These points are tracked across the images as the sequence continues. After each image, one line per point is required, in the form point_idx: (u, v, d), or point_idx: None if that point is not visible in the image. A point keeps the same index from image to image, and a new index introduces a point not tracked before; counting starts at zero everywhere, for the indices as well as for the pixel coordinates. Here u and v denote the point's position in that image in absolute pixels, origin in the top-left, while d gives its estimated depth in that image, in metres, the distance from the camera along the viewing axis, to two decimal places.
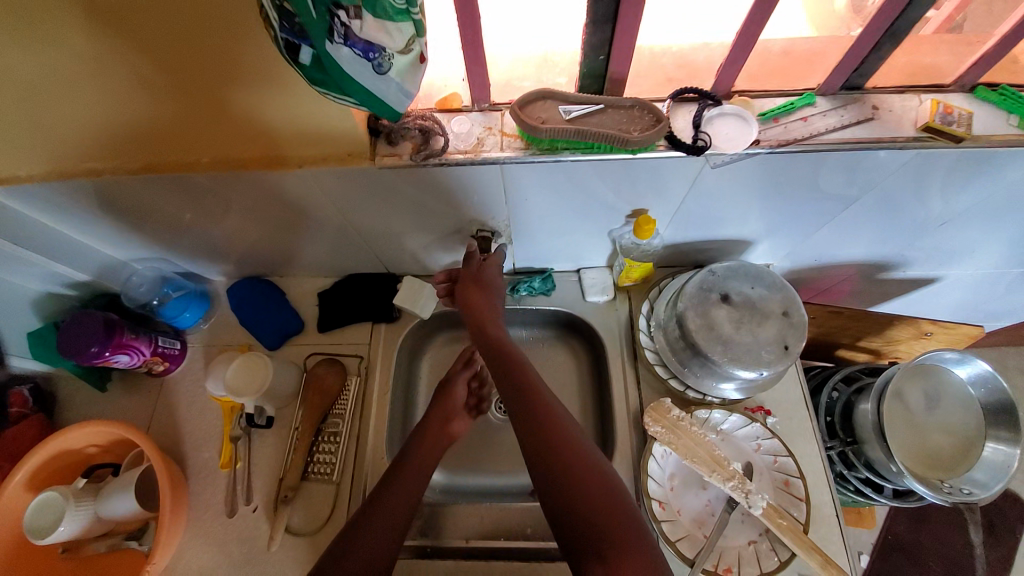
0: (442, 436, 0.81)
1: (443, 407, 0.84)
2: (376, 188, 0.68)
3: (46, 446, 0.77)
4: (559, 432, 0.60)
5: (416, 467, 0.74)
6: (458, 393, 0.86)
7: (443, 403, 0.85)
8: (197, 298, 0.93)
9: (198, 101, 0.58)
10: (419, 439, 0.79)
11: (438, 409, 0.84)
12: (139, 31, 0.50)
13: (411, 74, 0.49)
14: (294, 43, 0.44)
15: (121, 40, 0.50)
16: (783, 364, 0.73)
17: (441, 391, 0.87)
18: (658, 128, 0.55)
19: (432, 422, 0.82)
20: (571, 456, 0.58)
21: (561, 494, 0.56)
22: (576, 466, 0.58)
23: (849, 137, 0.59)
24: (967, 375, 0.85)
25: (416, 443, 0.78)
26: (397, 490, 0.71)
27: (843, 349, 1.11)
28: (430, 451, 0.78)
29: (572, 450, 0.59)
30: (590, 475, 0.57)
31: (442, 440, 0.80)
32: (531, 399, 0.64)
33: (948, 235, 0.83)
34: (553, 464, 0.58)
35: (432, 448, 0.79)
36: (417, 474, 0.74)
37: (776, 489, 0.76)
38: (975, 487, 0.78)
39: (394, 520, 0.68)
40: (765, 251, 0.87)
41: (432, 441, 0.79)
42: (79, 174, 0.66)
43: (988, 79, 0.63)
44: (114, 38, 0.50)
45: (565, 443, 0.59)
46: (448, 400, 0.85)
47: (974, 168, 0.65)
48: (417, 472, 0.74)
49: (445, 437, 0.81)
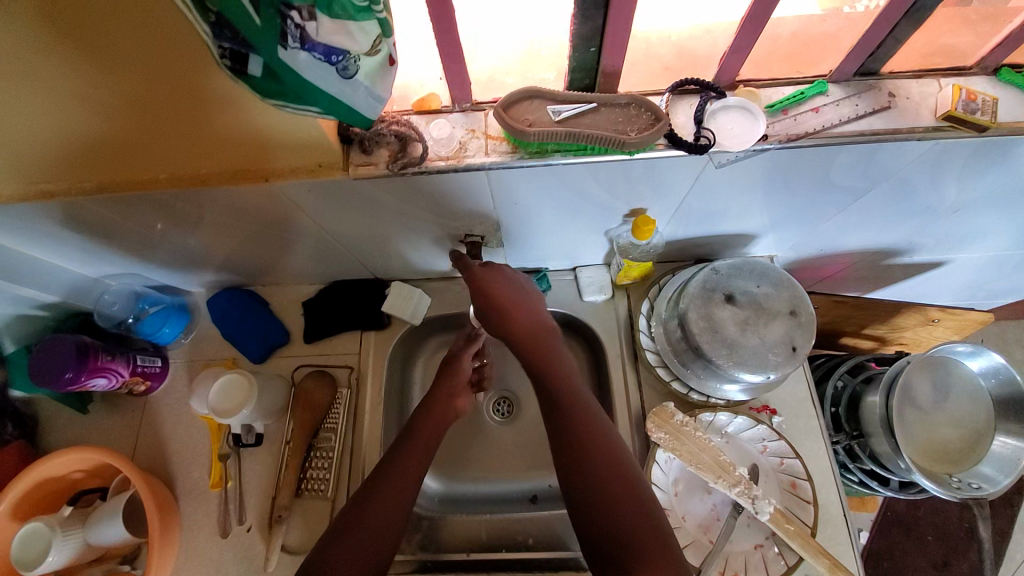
0: (448, 411, 0.77)
1: (451, 381, 0.80)
2: (353, 196, 0.64)
3: (28, 473, 0.73)
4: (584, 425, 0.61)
5: (421, 442, 0.71)
6: (464, 369, 0.82)
7: (448, 378, 0.81)
8: (176, 313, 0.88)
9: (149, 115, 0.52)
10: (426, 415, 0.75)
11: (444, 385, 0.80)
12: (92, 43, 0.44)
13: (380, 78, 0.44)
14: (240, 53, 0.38)
15: (70, 51, 0.45)
16: (791, 366, 0.70)
17: (447, 365, 0.83)
18: (658, 127, 0.50)
19: (438, 395, 0.78)
20: (593, 453, 0.59)
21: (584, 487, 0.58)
22: (601, 460, 0.58)
23: (863, 129, 0.54)
24: (978, 367, 0.82)
25: (423, 419, 0.74)
26: (401, 465, 0.68)
27: (846, 336, 1.08)
28: (434, 424, 0.74)
29: (597, 443, 0.60)
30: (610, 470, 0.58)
31: (449, 415, 0.77)
32: (560, 395, 0.64)
33: (961, 221, 0.79)
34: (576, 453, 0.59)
35: (441, 421, 0.75)
36: (423, 450, 0.70)
37: (783, 491, 0.74)
38: (983, 481, 0.77)
39: (401, 496, 0.65)
40: (769, 244, 0.83)
41: (440, 415, 0.75)
42: (26, 194, 0.60)
43: (1012, 60, 0.57)
44: (45, 49, 0.45)
45: (587, 439, 0.60)
46: (454, 375, 0.81)
47: (996, 155, 0.60)
48: (423, 451, 0.71)
49: (453, 412, 0.77)
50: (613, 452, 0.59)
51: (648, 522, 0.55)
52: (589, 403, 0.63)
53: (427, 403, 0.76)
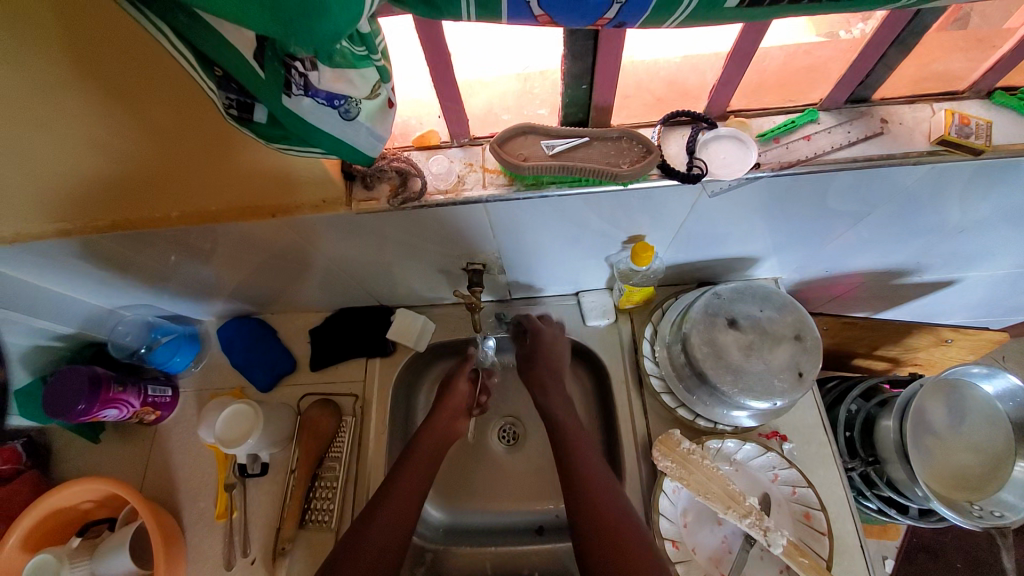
0: (448, 432, 0.78)
1: (446, 404, 0.80)
2: (357, 228, 0.66)
3: (41, 504, 0.74)
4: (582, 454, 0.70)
5: (423, 462, 0.73)
6: (462, 390, 0.83)
7: (448, 399, 0.81)
8: (187, 342, 0.90)
9: (167, 159, 0.55)
10: (426, 436, 0.76)
11: (441, 407, 0.80)
12: (128, 97, 0.48)
13: (379, 118, 0.46)
14: (246, 103, 0.40)
15: (106, 105, 0.49)
16: (798, 392, 0.69)
17: (444, 387, 0.83)
18: (649, 159, 0.52)
19: (438, 418, 0.79)
20: (593, 484, 0.67)
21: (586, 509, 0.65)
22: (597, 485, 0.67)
23: (857, 155, 0.55)
24: (994, 389, 0.80)
25: (422, 441, 0.75)
26: (403, 483, 0.70)
27: (858, 357, 1.06)
28: (433, 443, 0.76)
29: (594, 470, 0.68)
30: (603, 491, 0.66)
31: (448, 437, 0.78)
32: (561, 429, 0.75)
33: (969, 241, 0.78)
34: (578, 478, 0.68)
35: (440, 443, 0.77)
36: (427, 469, 0.73)
37: (796, 522, 0.72)
38: (1006, 509, 0.73)
39: (405, 512, 0.67)
40: (772, 266, 0.83)
41: (439, 436, 0.77)
42: (45, 233, 0.63)
43: (1005, 83, 0.58)
44: (75, 103, 0.48)
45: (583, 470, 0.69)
46: (452, 398, 0.81)
47: (996, 177, 0.60)
48: (425, 466, 0.73)
49: (453, 434, 0.79)
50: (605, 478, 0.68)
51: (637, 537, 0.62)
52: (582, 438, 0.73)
53: (427, 424, 0.78)
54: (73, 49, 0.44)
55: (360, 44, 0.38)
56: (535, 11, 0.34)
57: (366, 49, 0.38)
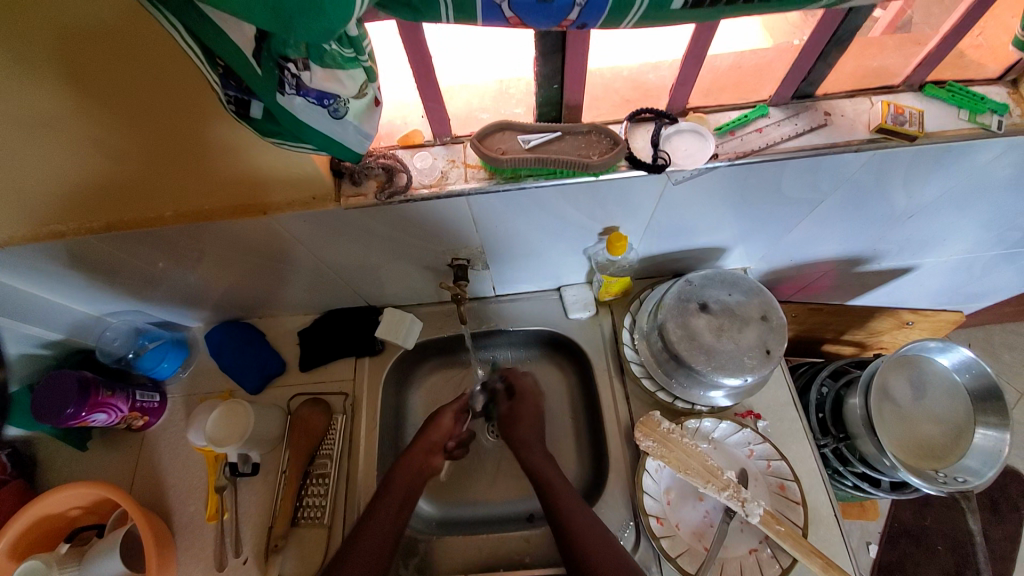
0: (424, 469, 0.78)
1: (428, 438, 0.81)
2: (345, 227, 0.68)
3: (32, 508, 0.74)
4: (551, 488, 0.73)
5: (397, 498, 0.73)
6: (446, 425, 0.83)
7: (429, 433, 0.82)
8: (175, 347, 0.91)
9: (165, 159, 0.58)
10: (400, 471, 0.77)
11: (422, 441, 0.81)
12: (129, 100, 0.51)
13: (367, 117, 0.49)
14: (243, 99, 0.44)
15: (108, 107, 0.51)
16: (766, 369, 0.73)
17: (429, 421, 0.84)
18: (616, 151, 0.57)
19: (415, 451, 0.79)
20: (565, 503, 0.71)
21: (563, 538, 0.68)
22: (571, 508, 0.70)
23: (804, 144, 0.61)
24: (951, 362, 0.86)
25: (397, 474, 0.76)
26: (381, 512, 0.72)
27: (828, 343, 1.12)
28: (407, 479, 0.76)
29: (565, 500, 0.72)
30: (578, 513, 0.70)
31: (423, 472, 0.78)
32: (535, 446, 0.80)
33: (918, 226, 0.84)
34: (552, 497, 0.72)
35: (415, 477, 0.77)
36: (401, 505, 0.73)
37: (772, 494, 0.75)
38: (968, 475, 0.78)
39: (378, 550, 0.68)
40: (741, 255, 0.88)
41: (414, 471, 0.77)
42: (37, 236, 0.64)
43: (934, 77, 0.65)
44: (78, 105, 0.50)
45: (552, 489, 0.73)
46: (434, 432, 0.82)
47: (933, 164, 0.66)
48: (400, 499, 0.74)
49: (428, 470, 0.78)
50: (579, 506, 0.71)
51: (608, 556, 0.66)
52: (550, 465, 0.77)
53: (403, 457, 0.78)
54: (61, 50, 0.46)
55: (349, 47, 0.41)
56: (507, 13, 0.38)
57: (354, 51, 0.41)
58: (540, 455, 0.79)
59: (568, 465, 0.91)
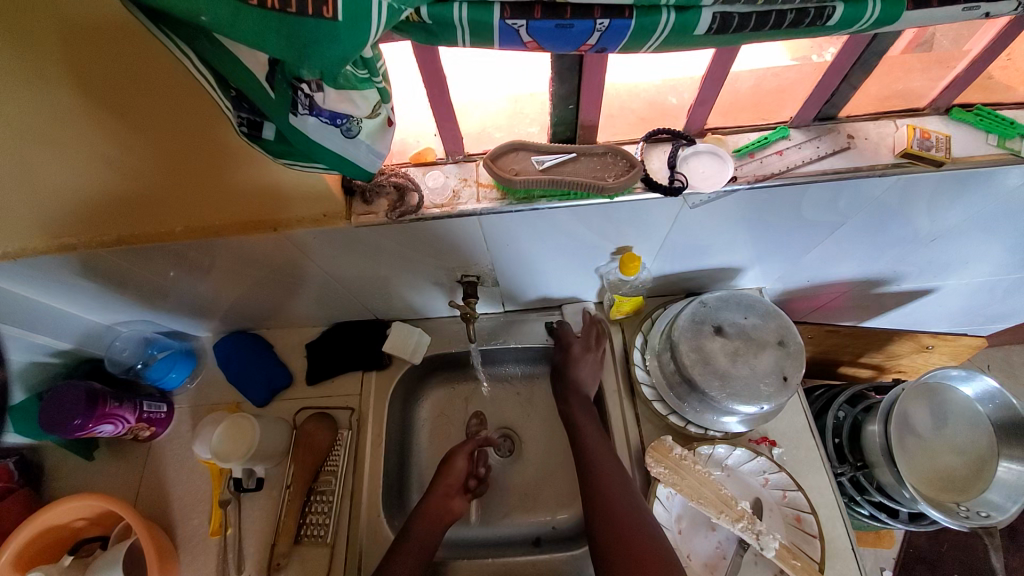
0: (443, 511, 0.78)
1: (443, 482, 0.81)
2: (355, 243, 0.68)
3: (36, 520, 0.74)
4: (607, 498, 0.70)
5: (415, 549, 0.72)
6: (458, 466, 0.83)
7: (444, 476, 0.82)
8: (184, 357, 0.91)
9: (179, 176, 0.58)
10: (418, 520, 0.76)
11: (438, 485, 0.81)
12: (147, 120, 0.51)
13: (379, 136, 0.48)
14: (256, 121, 0.43)
15: (126, 126, 0.51)
16: (784, 396, 0.71)
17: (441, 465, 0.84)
18: (633, 173, 0.56)
19: (432, 499, 0.79)
20: (610, 504, 0.69)
21: (602, 541, 0.67)
22: (619, 512, 0.68)
23: (826, 168, 0.60)
24: (974, 392, 0.83)
25: (415, 525, 0.75)
26: (401, 559, 0.70)
27: (845, 365, 1.08)
28: (427, 527, 0.75)
29: (620, 511, 0.68)
30: (630, 520, 0.67)
31: (444, 517, 0.77)
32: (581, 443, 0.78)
33: (942, 249, 0.82)
34: (598, 501, 0.70)
35: (436, 523, 0.76)
36: (418, 552, 0.72)
37: (788, 526, 0.72)
38: (991, 509, 0.75)
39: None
40: (757, 276, 0.85)
41: (432, 518, 0.76)
42: (49, 248, 0.64)
43: (961, 100, 0.63)
44: (96, 125, 0.51)
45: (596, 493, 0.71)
46: (448, 474, 0.82)
47: (958, 189, 0.64)
48: (418, 552, 0.72)
49: (448, 514, 0.78)
50: (631, 518, 0.68)
51: (660, 560, 0.64)
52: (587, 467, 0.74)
53: (420, 507, 0.78)
54: (79, 71, 0.46)
55: (363, 68, 0.40)
56: (525, 38, 0.38)
57: (367, 72, 0.40)
58: (602, 444, 0.76)
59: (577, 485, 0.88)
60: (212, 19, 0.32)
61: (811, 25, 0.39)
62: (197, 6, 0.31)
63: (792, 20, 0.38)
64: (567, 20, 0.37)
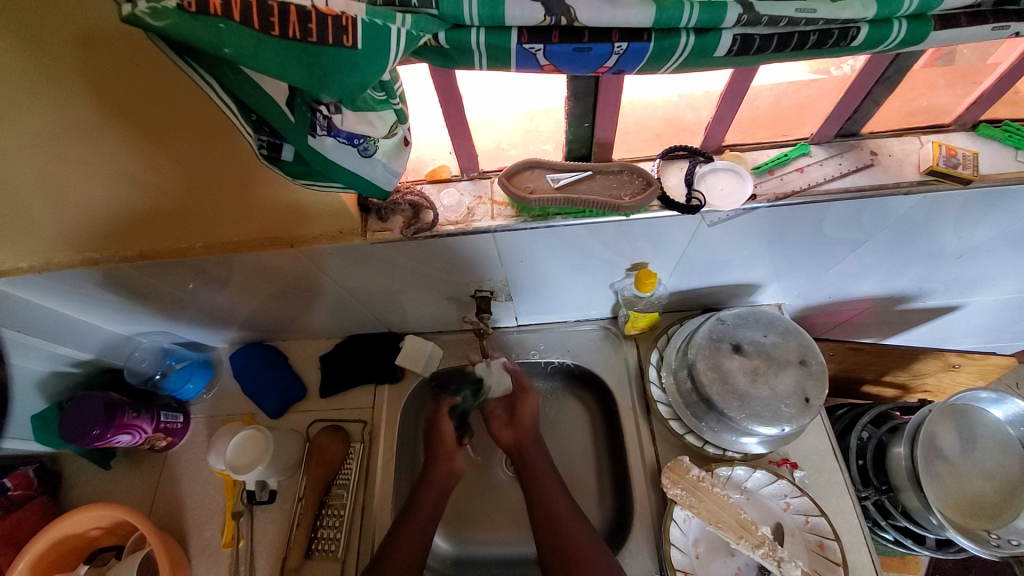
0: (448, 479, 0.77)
1: (440, 446, 0.79)
2: (370, 259, 0.69)
3: (53, 529, 0.75)
4: (572, 541, 0.67)
5: (421, 517, 0.72)
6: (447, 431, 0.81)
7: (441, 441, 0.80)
8: (200, 368, 0.93)
9: (199, 192, 0.59)
10: (425, 489, 0.75)
11: (436, 450, 0.79)
12: (166, 137, 0.52)
13: (396, 155, 0.48)
14: (275, 143, 0.44)
15: (148, 144, 0.53)
16: (805, 418, 0.69)
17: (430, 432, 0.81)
18: (650, 191, 0.56)
19: (437, 468, 0.77)
20: (569, 539, 0.67)
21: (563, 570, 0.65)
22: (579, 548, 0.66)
23: (849, 185, 0.58)
24: (1004, 414, 0.80)
25: (422, 493, 0.75)
26: (409, 531, 0.70)
27: (868, 384, 1.05)
28: (432, 495, 0.75)
29: (589, 559, 0.65)
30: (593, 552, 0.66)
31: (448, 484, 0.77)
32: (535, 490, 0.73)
33: (970, 265, 0.79)
34: (558, 542, 0.67)
35: (438, 490, 0.75)
36: (426, 522, 0.72)
37: (810, 553, 0.70)
38: (1023, 538, 0.72)
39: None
40: (775, 292, 0.84)
41: (440, 487, 0.76)
42: (73, 262, 0.66)
43: (989, 115, 0.61)
44: (121, 143, 0.52)
45: (561, 530, 0.68)
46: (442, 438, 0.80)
47: (986, 207, 0.63)
48: (421, 524, 0.72)
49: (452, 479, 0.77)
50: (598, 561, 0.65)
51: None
52: (564, 496, 0.72)
53: (426, 476, 0.77)
54: (102, 90, 0.47)
55: (381, 91, 0.40)
56: (542, 61, 0.38)
57: (386, 94, 0.40)
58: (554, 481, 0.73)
59: (589, 502, 0.87)
60: (235, 51, 0.32)
61: (835, 46, 0.38)
62: (222, 38, 0.32)
63: (815, 41, 0.37)
64: (585, 44, 0.37)
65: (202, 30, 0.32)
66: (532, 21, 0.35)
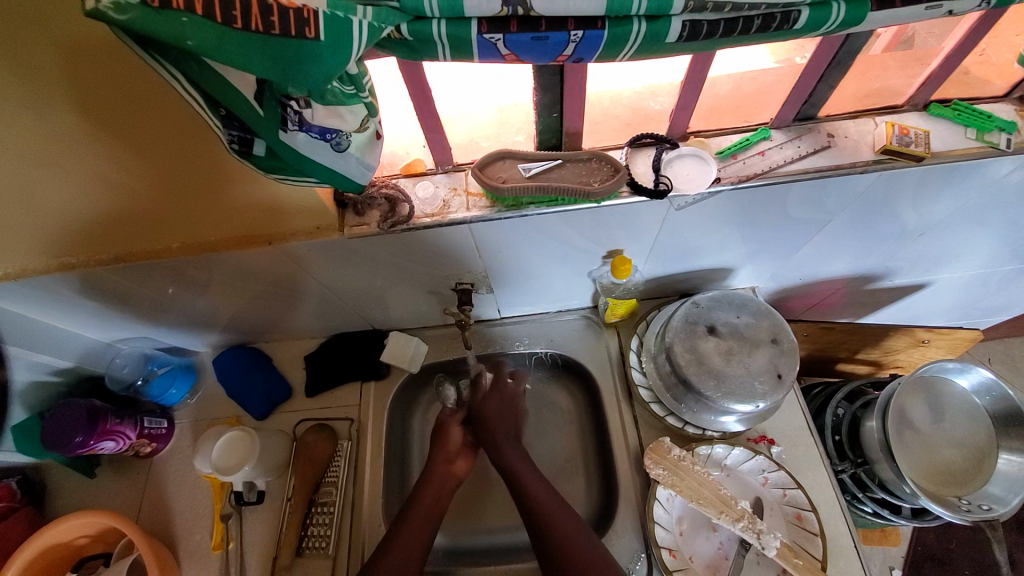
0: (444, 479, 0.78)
1: (440, 449, 0.80)
2: (349, 255, 0.69)
3: (39, 538, 0.74)
4: (563, 534, 0.68)
5: (420, 512, 0.73)
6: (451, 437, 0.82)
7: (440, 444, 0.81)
8: (183, 372, 0.92)
9: (173, 191, 0.59)
10: (424, 486, 0.76)
11: (436, 453, 0.80)
12: (137, 136, 0.52)
13: (368, 149, 0.49)
14: (246, 137, 0.44)
15: (120, 144, 0.53)
16: (778, 393, 0.72)
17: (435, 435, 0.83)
18: (618, 177, 0.58)
19: (434, 466, 0.79)
20: (562, 534, 0.68)
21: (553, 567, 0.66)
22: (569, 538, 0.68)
23: (809, 167, 0.61)
24: (970, 383, 0.83)
25: (420, 492, 0.76)
26: (409, 529, 0.71)
27: (843, 362, 1.08)
28: (431, 496, 0.75)
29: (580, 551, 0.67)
30: (584, 544, 0.67)
31: (448, 482, 0.78)
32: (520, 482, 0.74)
33: (931, 242, 0.82)
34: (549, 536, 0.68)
35: (443, 492, 0.77)
36: (424, 516, 0.73)
37: (789, 524, 0.72)
38: (993, 502, 0.75)
39: (405, 565, 0.68)
40: (748, 275, 0.86)
41: (438, 486, 0.77)
42: (48, 268, 0.65)
43: (939, 96, 0.64)
44: (91, 144, 0.52)
45: (555, 526, 0.69)
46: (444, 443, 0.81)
47: (941, 183, 0.65)
48: (423, 519, 0.73)
49: (452, 478, 0.79)
50: (595, 551, 0.67)
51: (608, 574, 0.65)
52: (544, 484, 0.73)
53: (425, 475, 0.78)
54: (69, 90, 0.47)
55: (350, 84, 0.41)
56: (503, 51, 0.39)
57: (354, 87, 0.41)
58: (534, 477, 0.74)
59: (578, 489, 0.88)
60: (198, 44, 0.33)
61: (779, 28, 0.40)
62: (185, 31, 0.32)
63: (760, 25, 0.39)
64: (542, 33, 0.38)
65: (165, 25, 0.32)
66: (490, 11, 0.36)
